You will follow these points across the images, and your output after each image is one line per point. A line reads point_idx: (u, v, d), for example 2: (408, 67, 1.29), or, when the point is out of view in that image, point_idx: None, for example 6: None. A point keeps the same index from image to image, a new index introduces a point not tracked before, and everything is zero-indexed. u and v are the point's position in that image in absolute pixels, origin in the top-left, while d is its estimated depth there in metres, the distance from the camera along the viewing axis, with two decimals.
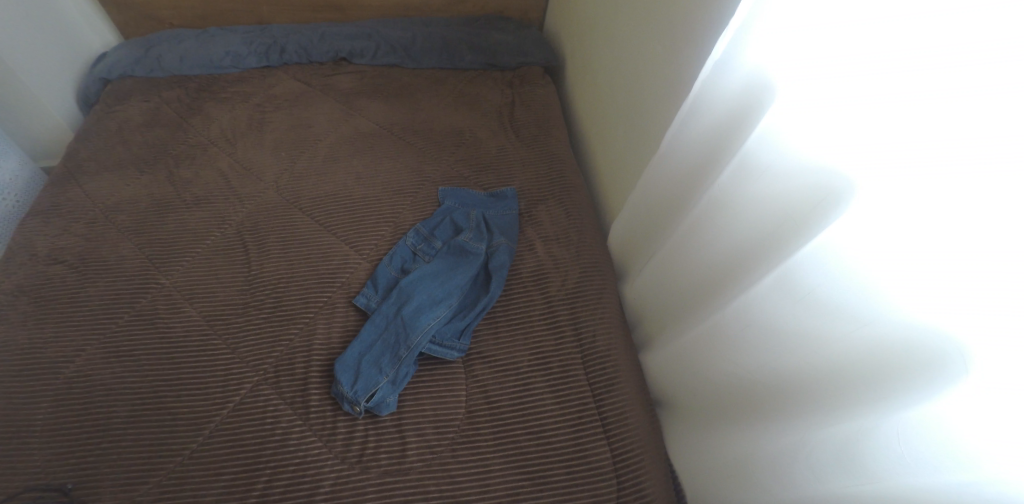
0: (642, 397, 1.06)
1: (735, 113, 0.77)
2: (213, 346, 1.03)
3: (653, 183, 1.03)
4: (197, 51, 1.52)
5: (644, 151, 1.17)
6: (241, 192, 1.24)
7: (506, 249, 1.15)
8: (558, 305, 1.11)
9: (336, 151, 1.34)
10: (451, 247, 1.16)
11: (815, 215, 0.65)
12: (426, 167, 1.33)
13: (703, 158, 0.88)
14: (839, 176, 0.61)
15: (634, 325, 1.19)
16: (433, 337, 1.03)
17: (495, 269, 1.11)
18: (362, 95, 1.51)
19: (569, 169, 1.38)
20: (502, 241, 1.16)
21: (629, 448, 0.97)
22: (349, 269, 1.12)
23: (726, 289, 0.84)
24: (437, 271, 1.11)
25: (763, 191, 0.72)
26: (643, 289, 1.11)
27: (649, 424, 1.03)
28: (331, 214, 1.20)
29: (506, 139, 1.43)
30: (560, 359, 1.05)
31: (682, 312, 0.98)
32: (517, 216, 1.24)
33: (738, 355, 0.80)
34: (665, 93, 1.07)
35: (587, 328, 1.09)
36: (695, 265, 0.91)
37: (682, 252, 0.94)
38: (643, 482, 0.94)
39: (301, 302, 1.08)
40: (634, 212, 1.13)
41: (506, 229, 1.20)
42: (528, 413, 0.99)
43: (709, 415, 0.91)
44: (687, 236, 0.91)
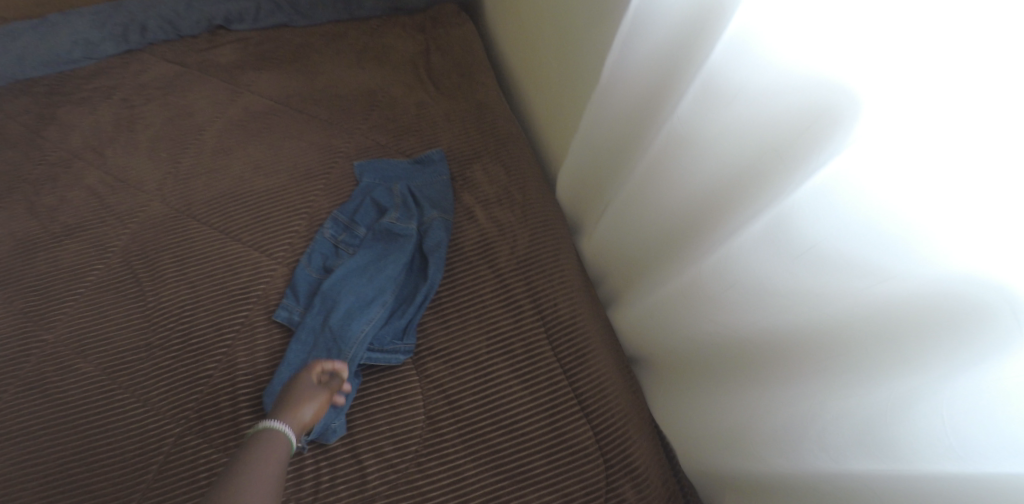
0: (617, 362, 0.96)
1: (696, 18, 0.61)
2: (120, 400, 0.88)
3: (600, 120, 0.87)
4: (38, 47, 1.26)
5: (581, 84, 1.01)
6: (120, 211, 1.04)
7: (441, 225, 1.01)
8: (511, 277, 0.98)
9: (226, 140, 1.14)
10: (376, 234, 1.00)
11: (807, 142, 0.51)
12: (335, 140, 1.14)
13: (657, 84, 0.73)
14: (836, 87, 0.47)
15: (598, 281, 1.07)
16: (372, 343, 0.89)
17: (430, 253, 0.97)
18: (249, 67, 1.29)
19: (502, 117, 1.22)
20: (436, 216, 1.02)
21: (613, 422, 0.88)
22: (263, 280, 0.96)
23: (699, 238, 0.71)
24: (365, 266, 0.96)
25: (741, 114, 0.58)
26: (605, 242, 0.98)
27: (628, 388, 0.94)
28: (232, 217, 1.03)
29: (425, 94, 1.25)
30: (522, 337, 0.93)
31: (650, 267, 0.85)
32: (450, 181, 1.09)
33: (727, 313, 0.68)
34: (595, 13, 0.91)
35: (545, 297, 0.97)
36: (662, 212, 0.77)
37: (646, 198, 0.80)
38: (632, 458, 0.86)
39: (213, 330, 0.92)
40: (581, 158, 0.98)
41: (438, 200, 1.05)
42: (496, 406, 0.88)
43: (694, 380, 0.81)
44: (650, 178, 0.77)
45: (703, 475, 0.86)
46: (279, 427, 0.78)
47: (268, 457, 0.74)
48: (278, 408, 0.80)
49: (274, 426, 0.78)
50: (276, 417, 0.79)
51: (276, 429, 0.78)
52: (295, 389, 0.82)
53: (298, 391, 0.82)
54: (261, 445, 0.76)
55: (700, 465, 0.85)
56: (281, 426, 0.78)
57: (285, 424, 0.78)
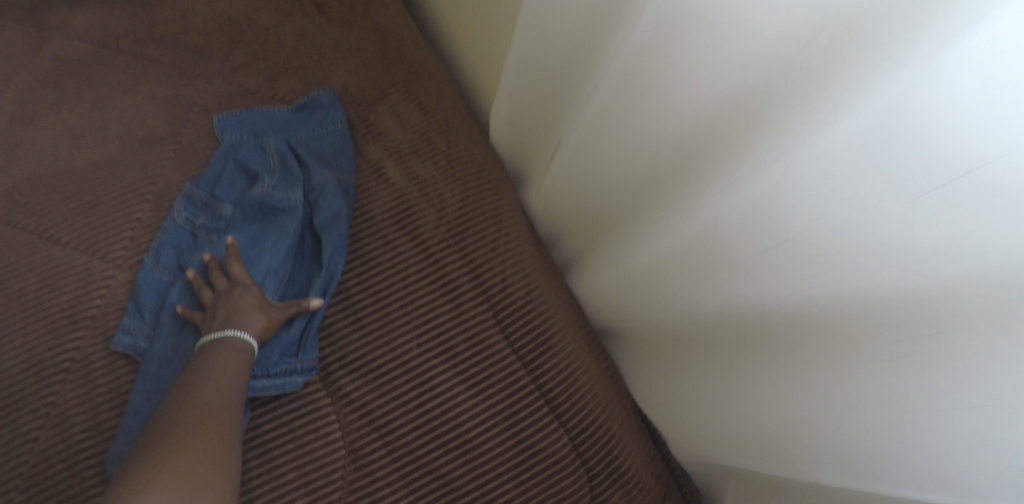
0: (587, 342, 0.78)
1: None
2: None
3: (543, 23, 0.64)
4: None
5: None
6: None
7: (338, 188, 0.76)
8: (438, 250, 0.75)
9: (30, 105, 0.83)
10: (251, 211, 0.76)
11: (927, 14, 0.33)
12: (185, 90, 0.85)
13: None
14: None
15: (553, 242, 0.88)
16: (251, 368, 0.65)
17: (325, 227, 0.74)
18: (58, 3, 0.95)
19: (409, 41, 0.95)
20: (329, 176, 0.77)
21: (589, 420, 0.71)
22: (100, 295, 0.69)
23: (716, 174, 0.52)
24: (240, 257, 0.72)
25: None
26: (566, 187, 0.77)
27: (604, 370, 0.77)
28: (47, 211, 0.74)
29: (306, 18, 0.96)
30: (464, 328, 0.71)
31: (633, 216, 0.66)
32: (345, 129, 0.83)
33: (772, 275, 0.51)
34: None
35: (488, 272, 0.75)
36: (657, 142, 0.57)
37: (630, 125, 0.60)
38: (618, 458, 0.70)
39: (31, 373, 0.65)
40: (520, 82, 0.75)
41: (330, 156, 0.80)
42: (441, 423, 0.67)
43: (709, 355, 0.64)
44: (638, 96, 0.56)
45: (713, 471, 0.71)
46: (237, 336, 0.63)
47: (224, 377, 0.59)
48: (228, 316, 0.64)
49: (230, 335, 0.62)
50: (229, 327, 0.63)
51: (233, 337, 0.63)
52: (248, 293, 0.66)
53: (251, 297, 0.66)
54: (213, 363, 0.60)
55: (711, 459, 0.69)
56: (240, 334, 0.63)
57: (244, 331, 0.63)
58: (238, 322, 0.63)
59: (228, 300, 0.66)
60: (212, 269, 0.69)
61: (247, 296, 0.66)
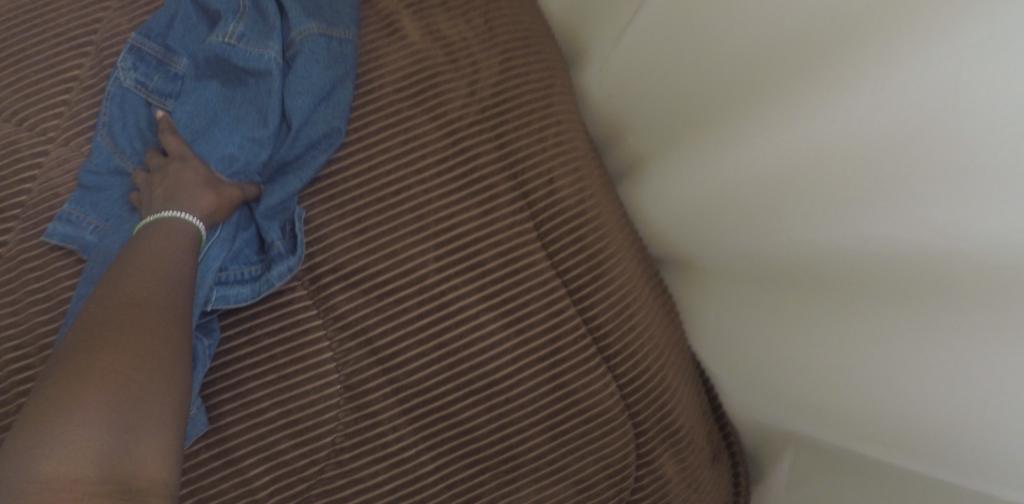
0: (644, 267, 0.62)
1: None
2: None
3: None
4: None
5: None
6: None
7: (322, 46, 0.57)
8: (468, 134, 0.56)
9: None
10: (211, 70, 0.58)
11: None
12: None
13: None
14: None
15: (604, 141, 0.69)
16: (225, 272, 0.51)
17: (293, 98, 0.55)
18: None
19: None
20: (313, 30, 0.57)
21: (644, 368, 0.56)
22: (28, 172, 0.53)
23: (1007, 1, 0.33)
24: (194, 133, 0.56)
25: None
26: (667, 56, 0.57)
27: (661, 303, 0.62)
28: None
29: None
30: (498, 242, 0.54)
31: (780, 88, 0.47)
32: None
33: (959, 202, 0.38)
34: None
35: (531, 168, 0.57)
36: None
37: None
38: (670, 411, 0.57)
39: None
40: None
41: (316, 3, 0.59)
42: (463, 360, 0.52)
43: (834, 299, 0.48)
44: None
45: (795, 447, 0.57)
46: (177, 218, 0.47)
47: (160, 272, 0.42)
48: (168, 195, 0.48)
49: (169, 217, 0.46)
50: (168, 207, 0.47)
51: (172, 219, 0.47)
52: (188, 167, 0.51)
53: (195, 173, 0.50)
54: (144, 245, 0.44)
55: (800, 436, 0.55)
56: (181, 215, 0.47)
57: (187, 211, 0.47)
58: (181, 200, 0.48)
59: (166, 177, 0.50)
60: None
61: (188, 171, 0.50)
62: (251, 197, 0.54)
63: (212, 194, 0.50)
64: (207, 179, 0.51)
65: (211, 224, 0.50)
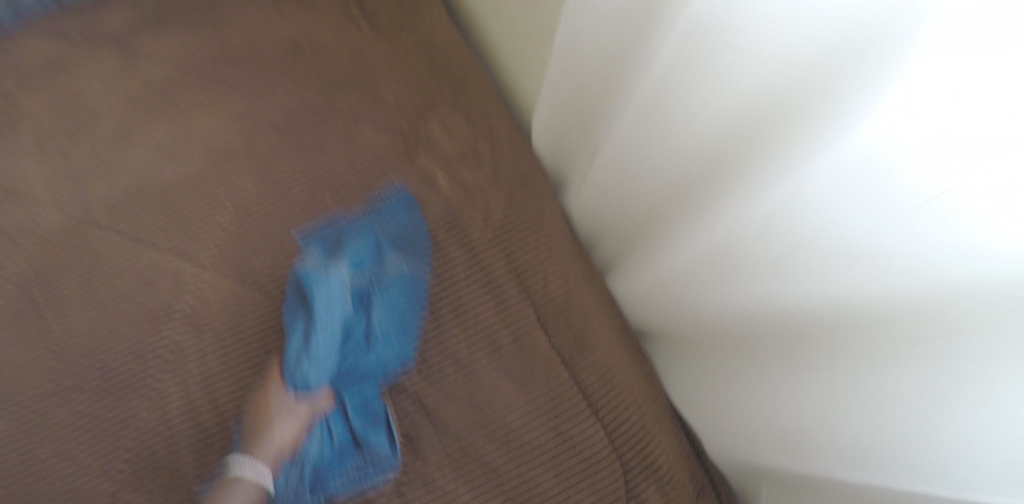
0: (626, 342, 0.80)
1: None
2: (36, 456, 0.72)
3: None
4: None
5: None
6: (6, 226, 0.85)
7: (410, 283, 0.76)
8: (486, 253, 0.81)
9: (126, 123, 0.93)
10: (299, 311, 0.71)
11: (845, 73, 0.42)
12: (256, 108, 0.94)
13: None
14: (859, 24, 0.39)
15: (592, 245, 0.91)
16: (326, 476, 0.69)
17: (378, 318, 0.73)
18: (143, 29, 1.04)
19: (456, 52, 1.00)
20: (398, 263, 0.76)
21: (623, 417, 0.73)
22: (189, 292, 0.79)
23: (847, 68, 0.42)
24: (295, 362, 0.68)
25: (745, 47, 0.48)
26: (627, 156, 0.71)
27: (641, 368, 0.79)
28: (143, 220, 0.85)
29: (360, 37, 1.02)
30: (511, 328, 0.77)
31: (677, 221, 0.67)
32: (425, 227, 0.81)
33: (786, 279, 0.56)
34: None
35: (530, 273, 0.79)
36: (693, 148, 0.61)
37: (722, 43, 0.50)
38: (652, 452, 0.72)
39: (137, 362, 0.76)
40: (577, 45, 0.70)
41: (408, 251, 0.78)
42: (485, 414, 0.73)
43: (816, 331, 0.56)
44: (648, 129, 0.64)
45: (769, 483, 0.68)
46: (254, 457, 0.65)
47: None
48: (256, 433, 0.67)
49: (247, 459, 0.65)
50: (251, 446, 0.66)
51: (252, 457, 0.65)
52: (271, 401, 0.68)
53: (277, 405, 0.68)
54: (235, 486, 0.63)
55: (751, 470, 0.70)
56: (256, 456, 0.65)
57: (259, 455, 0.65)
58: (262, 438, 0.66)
59: (256, 413, 0.68)
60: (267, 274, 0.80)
61: (269, 405, 0.68)
62: (325, 407, 0.71)
63: (286, 423, 0.67)
64: (285, 413, 0.68)
65: (290, 447, 0.68)
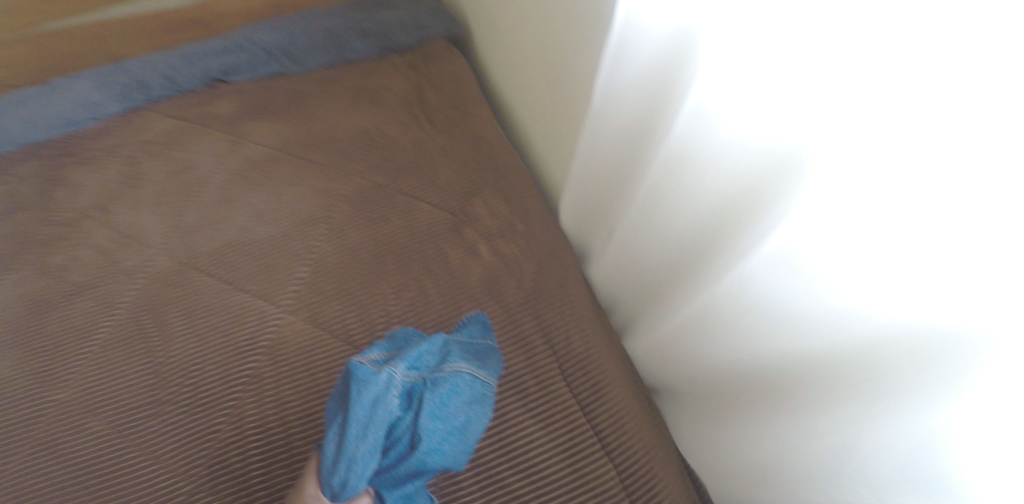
0: (637, 397, 0.93)
1: (660, 79, 0.71)
2: (130, 458, 0.85)
3: (620, 102, 0.78)
4: (42, 108, 1.25)
5: (584, 88, 0.97)
6: (127, 267, 1.04)
7: (466, 388, 0.66)
8: (519, 311, 0.95)
9: (229, 189, 1.14)
10: (340, 406, 0.65)
11: (777, 186, 0.60)
12: (335, 184, 1.14)
13: (683, 24, 0.64)
14: (785, 154, 0.58)
15: (610, 311, 1.06)
16: None
17: (425, 422, 0.63)
18: (249, 116, 1.28)
19: (500, 147, 1.21)
20: (460, 366, 0.67)
21: (633, 458, 0.83)
22: (270, 329, 0.95)
23: (789, 173, 0.58)
24: (332, 460, 0.62)
25: (710, 167, 0.67)
26: (630, 240, 0.87)
27: (650, 421, 0.90)
28: (238, 268, 1.03)
29: (422, 130, 1.23)
30: (536, 376, 0.89)
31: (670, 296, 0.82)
32: (495, 344, 0.77)
33: (742, 343, 0.70)
34: (594, 17, 0.89)
35: (555, 331, 0.94)
36: (677, 241, 0.77)
37: (703, 150, 0.66)
38: (657, 492, 0.81)
39: (223, 384, 0.91)
40: (596, 150, 0.89)
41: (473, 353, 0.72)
42: (511, 448, 0.82)
43: (785, 385, 0.67)
44: (644, 225, 0.82)
45: None
46: None
47: None
48: None
49: None
50: None
51: None
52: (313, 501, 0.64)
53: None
54: None
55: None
56: None
57: None
58: None
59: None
60: (333, 317, 0.96)
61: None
62: None
63: None
64: None
65: None
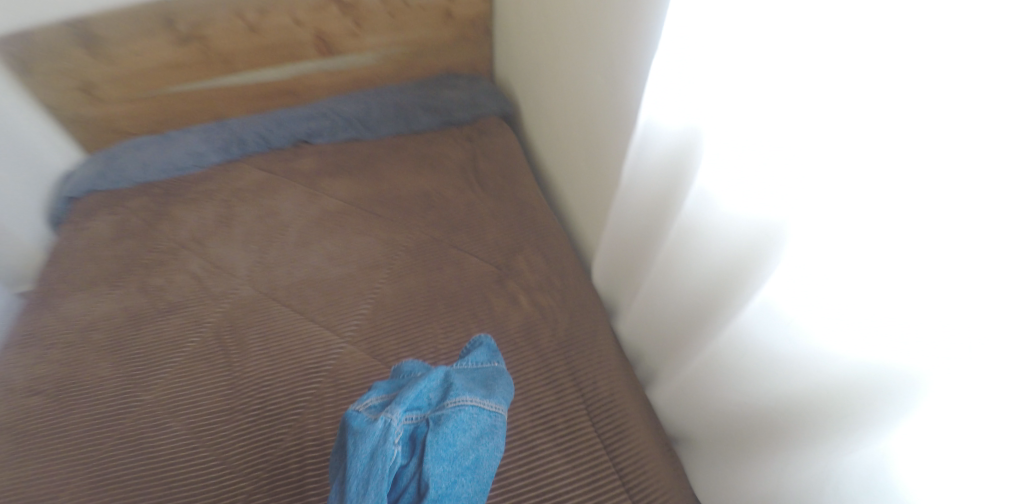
0: (657, 440, 1.02)
1: (677, 160, 0.82)
2: (202, 458, 0.97)
3: (639, 183, 0.90)
4: (158, 156, 1.53)
5: (615, 169, 1.13)
6: (216, 292, 1.21)
7: (471, 419, 0.75)
8: (553, 357, 1.07)
9: (307, 234, 1.32)
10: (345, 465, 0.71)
11: (765, 254, 0.69)
12: (397, 235, 1.30)
13: (689, 123, 0.76)
14: (769, 223, 0.67)
15: (637, 361, 1.17)
16: None
17: (430, 465, 0.70)
18: (327, 173, 1.48)
19: (543, 213, 1.36)
20: (462, 401, 0.75)
21: (651, 496, 0.92)
22: (334, 355, 1.08)
23: (772, 243, 0.68)
24: None
25: (713, 237, 0.77)
26: (653, 298, 0.98)
27: (667, 463, 0.99)
28: (309, 300, 1.18)
29: (475, 194, 1.40)
30: (565, 414, 1.00)
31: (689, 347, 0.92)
32: (497, 370, 0.85)
33: (741, 389, 0.79)
34: (623, 111, 1.06)
35: (584, 377, 1.05)
36: (692, 299, 0.87)
37: (703, 223, 0.77)
38: None
39: (288, 398, 1.03)
40: (624, 220, 1.01)
41: (479, 383, 0.81)
42: (538, 478, 0.92)
43: (784, 428, 0.74)
44: (665, 285, 0.93)
45: None
46: None
47: None
48: None
49: None
50: None
51: None
52: None
53: None
54: None
55: None
56: None
57: None
58: None
59: None
60: (388, 349, 1.09)
61: None
62: None
63: None
64: None
65: None
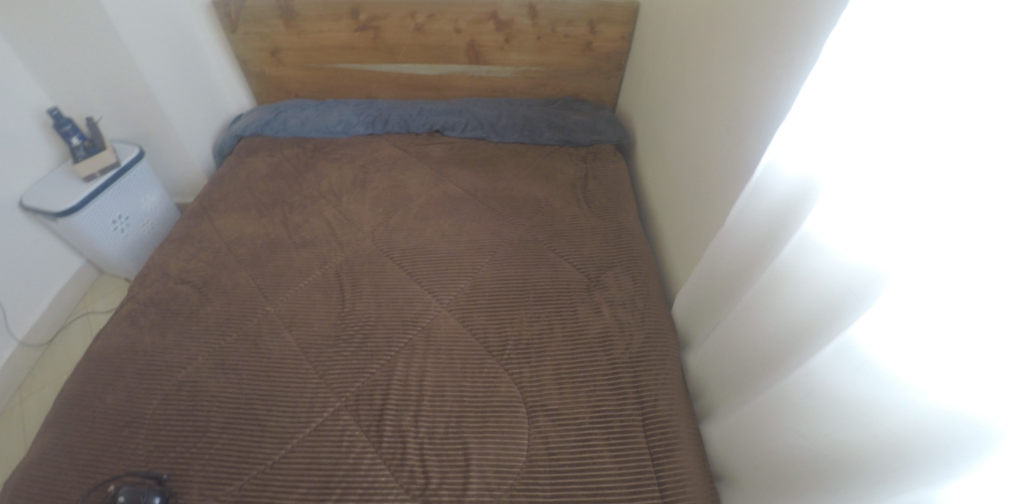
0: (703, 470, 1.06)
1: (785, 207, 0.90)
2: (303, 371, 1.13)
3: (744, 221, 0.98)
4: (315, 118, 1.78)
5: (718, 211, 1.22)
6: (342, 239, 1.39)
7: None
8: (621, 367, 1.15)
9: (426, 209, 1.48)
10: None
11: (855, 302, 0.75)
12: (503, 229, 1.44)
13: (806, 175, 0.84)
14: (869, 274, 0.73)
15: (696, 396, 1.21)
16: None
17: None
18: (452, 163, 1.65)
19: (638, 240, 1.45)
20: None
21: None
22: (430, 315, 1.23)
23: (865, 292, 0.74)
24: None
25: (803, 281, 0.84)
26: (729, 333, 1.04)
27: (708, 491, 1.03)
28: (418, 265, 1.33)
29: (579, 209, 1.52)
30: (622, 420, 1.08)
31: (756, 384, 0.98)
32: None
33: (798, 427, 0.84)
34: (738, 158, 1.14)
35: (648, 392, 1.12)
36: (769, 338, 0.93)
37: (801, 264, 0.83)
38: None
39: (385, 340, 1.18)
40: (719, 256, 1.09)
41: None
42: (584, 468, 1.01)
43: (833, 468, 0.79)
44: (744, 322, 0.99)
45: None
46: None
47: None
48: None
49: None
50: None
51: None
52: None
53: None
54: None
55: None
56: None
57: None
58: None
59: None
60: (478, 323, 1.21)
61: None
62: None
63: None
64: None
65: None
